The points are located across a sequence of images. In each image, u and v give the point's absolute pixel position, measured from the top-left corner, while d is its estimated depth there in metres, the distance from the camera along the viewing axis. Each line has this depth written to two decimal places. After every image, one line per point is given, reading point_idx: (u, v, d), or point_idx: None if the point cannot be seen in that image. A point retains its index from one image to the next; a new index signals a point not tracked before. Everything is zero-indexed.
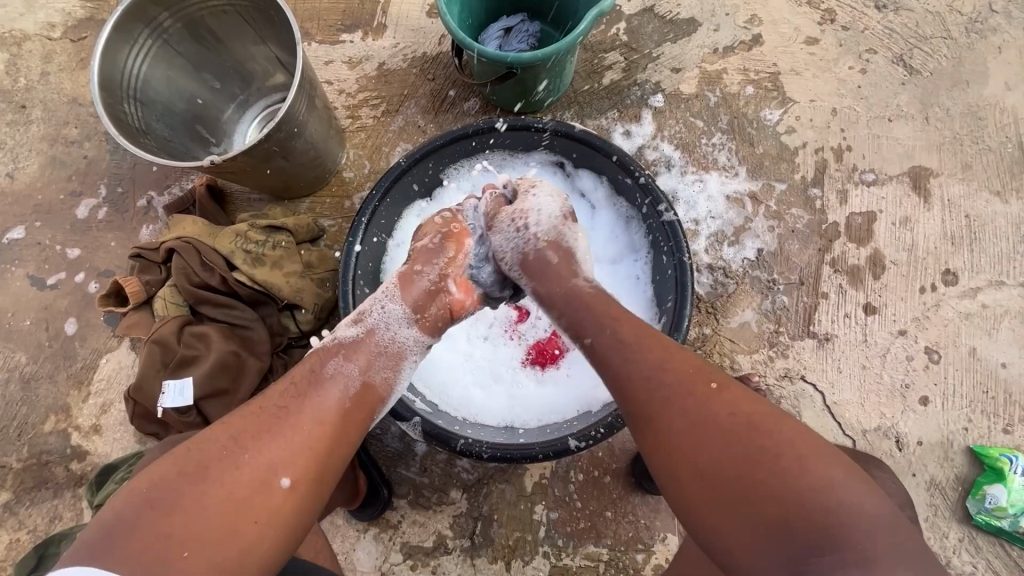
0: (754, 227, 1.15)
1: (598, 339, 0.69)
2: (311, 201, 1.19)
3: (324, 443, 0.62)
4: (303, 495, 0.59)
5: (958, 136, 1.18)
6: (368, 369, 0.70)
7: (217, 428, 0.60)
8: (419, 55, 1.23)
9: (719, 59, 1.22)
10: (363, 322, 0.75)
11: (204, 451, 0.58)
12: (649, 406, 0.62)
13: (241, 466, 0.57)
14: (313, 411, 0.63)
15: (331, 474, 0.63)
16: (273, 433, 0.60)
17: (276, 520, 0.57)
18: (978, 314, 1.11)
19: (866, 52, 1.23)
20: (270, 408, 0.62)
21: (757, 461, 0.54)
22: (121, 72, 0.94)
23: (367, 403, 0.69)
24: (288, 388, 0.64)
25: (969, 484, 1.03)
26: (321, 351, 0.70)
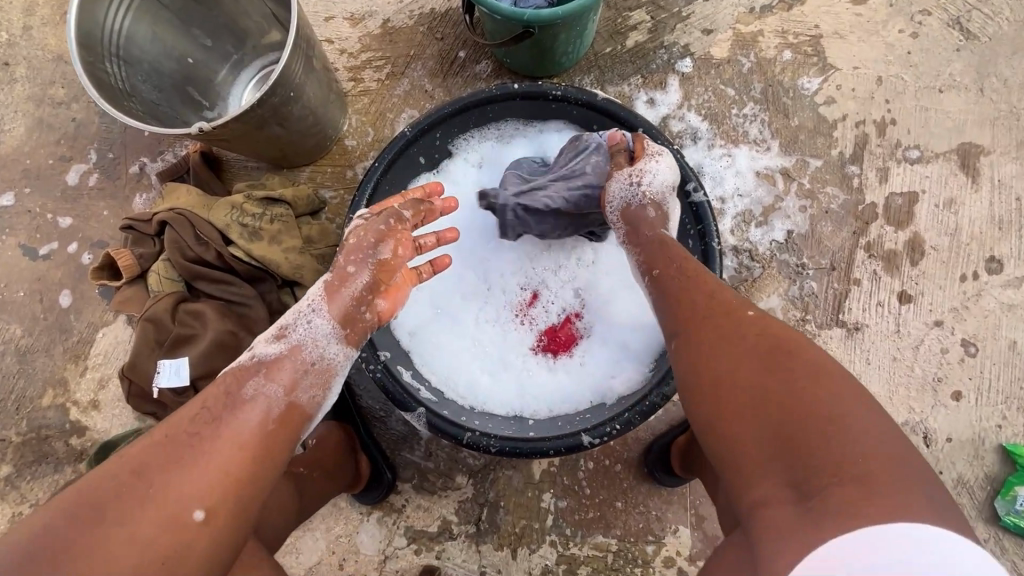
0: (784, 207, 1.07)
1: (666, 271, 0.71)
2: (311, 170, 1.12)
3: (244, 464, 0.57)
4: (215, 532, 0.55)
5: (1014, 110, 1.08)
6: (294, 388, 0.65)
7: (114, 462, 0.55)
8: (427, 12, 1.13)
9: (756, 19, 1.11)
10: (287, 339, 0.69)
11: (103, 490, 0.53)
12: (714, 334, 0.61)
13: (141, 506, 0.53)
14: (228, 439, 0.57)
15: (253, 503, 0.58)
16: (184, 464, 0.55)
17: (184, 562, 0.53)
18: (1021, 305, 1.04)
19: (919, 14, 1.11)
20: (177, 436, 0.56)
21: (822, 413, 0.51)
22: (100, 27, 0.85)
23: (294, 426, 0.63)
24: (201, 412, 0.59)
25: (999, 484, 0.98)
26: (237, 370, 0.64)
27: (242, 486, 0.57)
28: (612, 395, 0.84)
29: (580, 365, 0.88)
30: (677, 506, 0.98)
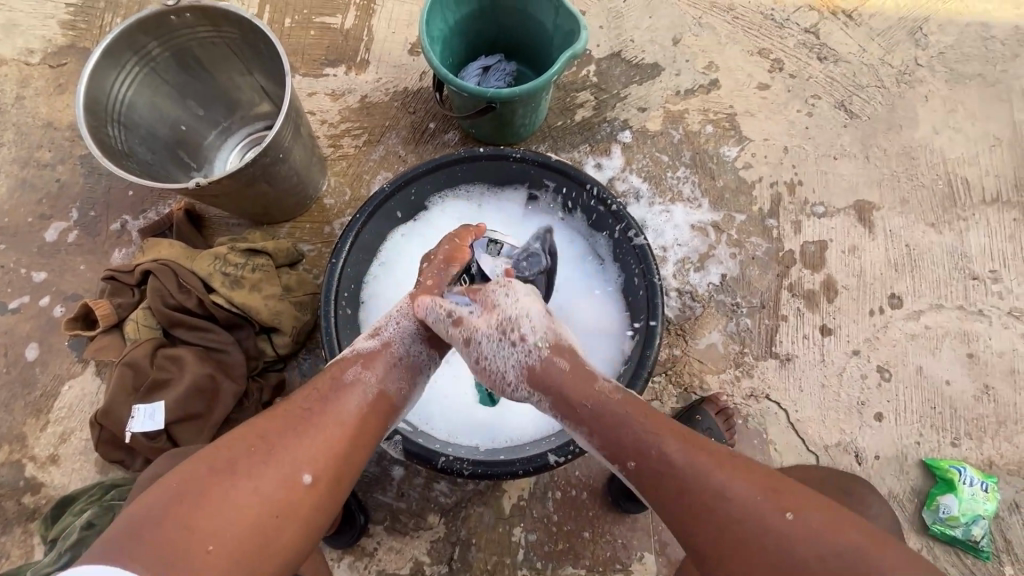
0: (717, 254, 1.22)
1: (616, 402, 0.71)
2: (291, 227, 1.20)
3: (344, 442, 0.66)
4: (323, 491, 0.63)
5: (895, 173, 1.30)
6: (387, 379, 0.74)
7: (239, 431, 0.63)
8: (401, 90, 1.28)
9: (681, 100, 1.32)
10: (381, 336, 0.79)
11: (231, 451, 0.61)
12: (682, 501, 0.63)
13: (267, 464, 0.60)
14: (339, 416, 0.67)
15: (348, 471, 0.66)
16: (302, 433, 0.64)
17: (295, 518, 0.60)
18: (922, 334, 1.20)
19: (811, 97, 1.34)
20: (297, 412, 0.66)
21: (793, 553, 0.56)
22: (107, 96, 0.95)
23: (385, 412, 0.72)
24: (312, 394, 0.69)
25: (924, 496, 1.10)
26: (340, 362, 0.74)
27: (342, 459, 0.65)
28: None
29: None
30: (641, 533, 1.03)
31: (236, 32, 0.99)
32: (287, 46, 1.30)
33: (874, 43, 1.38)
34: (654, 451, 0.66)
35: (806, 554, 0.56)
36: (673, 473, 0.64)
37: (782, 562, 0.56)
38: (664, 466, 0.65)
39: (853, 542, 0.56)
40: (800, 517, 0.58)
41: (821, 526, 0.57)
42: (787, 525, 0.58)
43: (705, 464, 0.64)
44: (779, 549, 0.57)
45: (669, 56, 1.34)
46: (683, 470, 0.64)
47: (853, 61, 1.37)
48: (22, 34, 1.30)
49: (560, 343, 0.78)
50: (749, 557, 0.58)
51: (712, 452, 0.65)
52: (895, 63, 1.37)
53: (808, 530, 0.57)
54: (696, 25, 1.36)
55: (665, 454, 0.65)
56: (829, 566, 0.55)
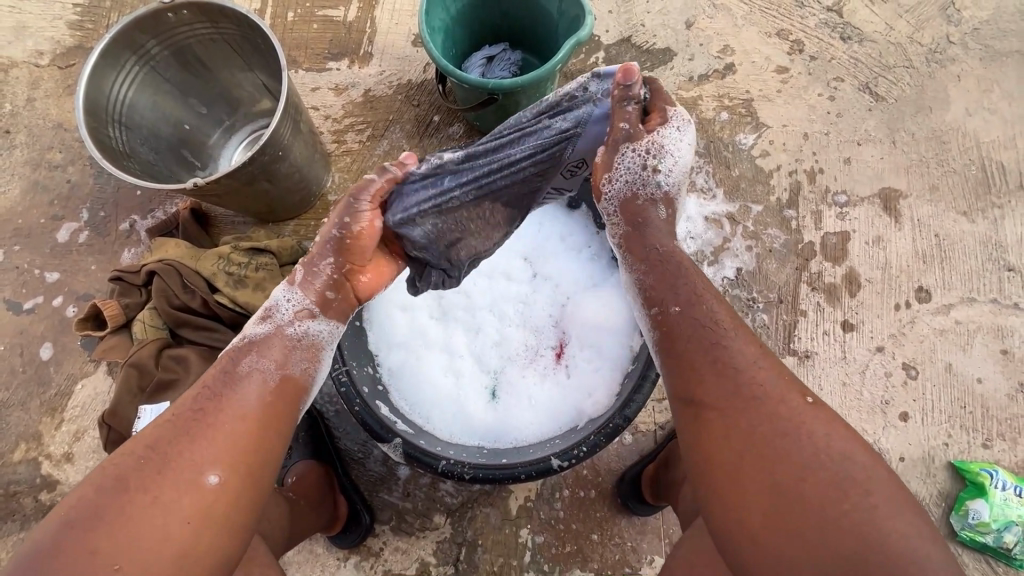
0: (732, 247, 1.18)
1: (685, 311, 0.66)
2: (295, 224, 1.19)
3: (249, 437, 0.63)
4: (236, 488, 0.60)
5: (924, 159, 1.23)
6: (286, 363, 0.69)
7: (130, 444, 0.60)
8: (404, 83, 1.25)
9: (694, 86, 1.26)
10: (272, 318, 0.72)
11: (121, 466, 0.58)
12: (719, 404, 0.60)
13: (162, 474, 0.58)
14: (237, 407, 0.63)
15: (265, 460, 0.63)
16: (196, 435, 0.60)
17: (210, 519, 0.58)
18: (952, 330, 1.14)
19: (834, 80, 1.27)
20: (187, 413, 0.62)
21: (806, 475, 0.55)
22: (107, 98, 0.96)
23: (292, 393, 0.69)
24: (203, 392, 0.64)
25: (952, 500, 1.05)
26: (232, 352, 0.69)
27: (252, 450, 0.62)
28: (585, 417, 0.88)
29: (567, 376, 0.96)
30: (651, 535, 1.02)
31: (234, 28, 0.98)
32: (289, 41, 1.28)
33: (902, 21, 1.30)
34: (715, 343, 0.63)
35: (823, 483, 0.54)
36: (722, 369, 0.62)
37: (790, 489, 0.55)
38: (712, 367, 0.62)
39: (872, 482, 0.55)
40: (833, 446, 0.56)
41: (848, 457, 0.56)
42: (815, 446, 0.56)
43: (762, 375, 0.61)
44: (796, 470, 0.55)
45: (682, 40, 1.28)
46: (735, 370, 0.61)
47: (880, 40, 1.29)
48: (31, 35, 1.31)
49: (672, 199, 0.75)
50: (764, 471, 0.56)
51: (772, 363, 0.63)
52: (925, 42, 1.29)
53: (832, 458, 0.56)
54: (710, 7, 1.30)
55: (720, 351, 0.63)
56: (844, 490, 0.54)
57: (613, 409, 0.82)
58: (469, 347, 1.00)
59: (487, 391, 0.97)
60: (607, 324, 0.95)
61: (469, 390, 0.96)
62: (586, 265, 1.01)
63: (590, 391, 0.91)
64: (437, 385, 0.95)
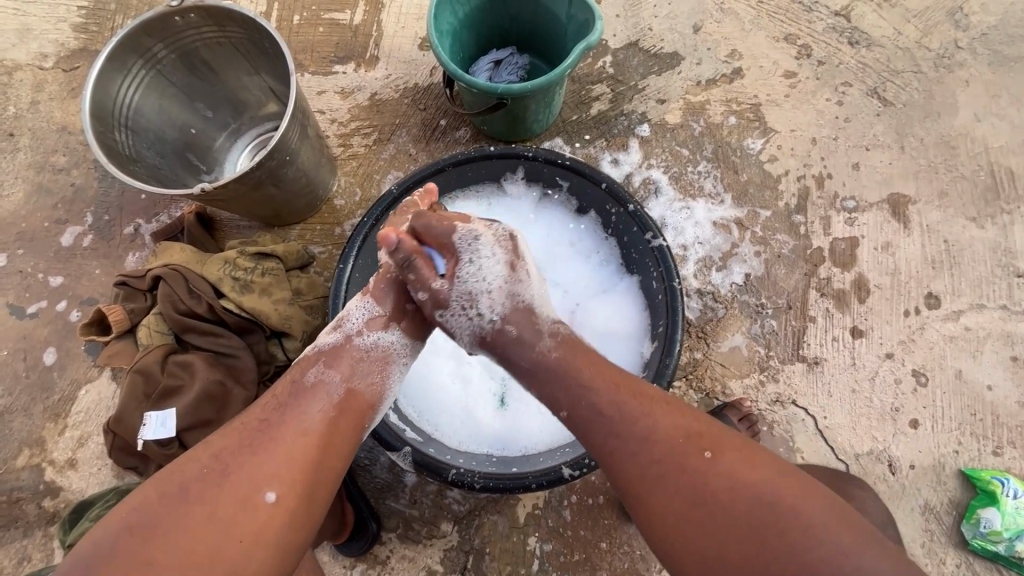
0: (740, 253, 1.17)
1: (573, 412, 0.68)
2: (301, 229, 1.18)
3: (308, 455, 0.63)
4: (292, 505, 0.60)
5: (933, 164, 1.22)
6: (352, 376, 0.73)
7: (198, 449, 0.62)
8: (411, 86, 1.25)
9: (702, 91, 1.26)
10: (343, 329, 0.78)
11: (186, 471, 0.60)
12: (634, 483, 0.63)
13: (223, 485, 0.59)
14: (301, 423, 0.65)
15: (323, 479, 0.64)
16: (257, 449, 0.62)
17: (262, 537, 0.58)
18: (962, 336, 1.13)
19: (842, 85, 1.27)
20: (254, 423, 0.64)
21: (724, 508, 0.58)
22: (113, 102, 0.95)
23: (354, 408, 0.71)
24: (271, 403, 0.67)
25: (963, 508, 1.05)
26: (304, 360, 0.74)
27: (311, 469, 0.63)
28: None
29: None
30: None
31: (241, 31, 0.97)
32: (295, 44, 1.27)
33: (910, 25, 1.29)
34: (607, 427, 0.66)
35: (747, 512, 0.57)
36: (630, 439, 0.64)
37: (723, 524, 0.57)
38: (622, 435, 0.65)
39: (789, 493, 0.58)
40: (740, 491, 0.58)
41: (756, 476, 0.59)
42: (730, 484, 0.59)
43: (662, 427, 0.64)
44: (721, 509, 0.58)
45: (690, 44, 1.28)
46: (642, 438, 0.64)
47: (888, 45, 1.29)
48: (36, 38, 1.30)
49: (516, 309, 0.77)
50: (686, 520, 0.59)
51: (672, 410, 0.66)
52: (933, 47, 1.28)
53: (745, 505, 0.57)
54: (718, 11, 1.30)
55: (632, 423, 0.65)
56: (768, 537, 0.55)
57: None
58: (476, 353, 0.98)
59: (495, 399, 0.96)
60: (619, 331, 0.97)
61: (476, 398, 0.95)
62: (596, 271, 1.01)
63: None
64: (445, 393, 0.95)
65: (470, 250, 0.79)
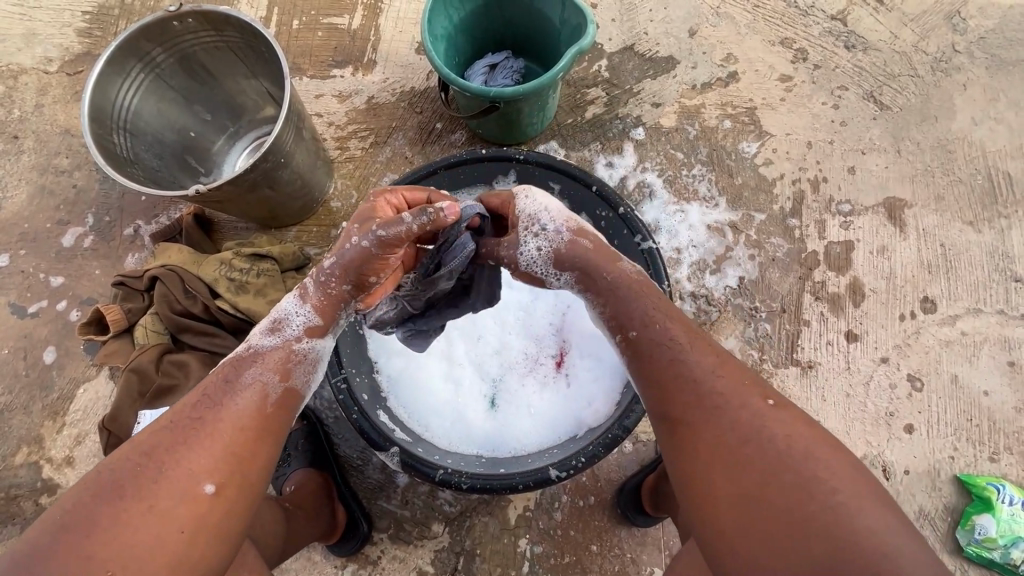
0: (734, 256, 1.17)
1: (642, 330, 0.69)
2: (297, 230, 1.20)
3: (245, 446, 0.63)
4: (231, 497, 0.61)
5: (930, 168, 1.22)
6: (288, 374, 0.70)
7: (127, 449, 0.60)
8: (407, 90, 1.26)
9: (697, 94, 1.26)
10: (282, 333, 0.72)
11: (117, 472, 0.58)
12: (691, 410, 0.62)
13: (158, 481, 0.58)
14: (235, 417, 0.64)
15: (259, 468, 0.64)
16: (191, 443, 0.61)
17: (206, 526, 0.58)
18: (958, 341, 1.12)
19: (838, 89, 1.26)
20: (186, 420, 0.62)
21: (766, 483, 0.55)
22: (112, 105, 0.97)
23: (291, 406, 0.69)
24: (202, 400, 0.64)
25: (958, 515, 1.04)
26: (231, 361, 0.69)
27: (247, 460, 0.63)
28: (585, 426, 0.88)
29: (567, 386, 0.95)
30: (651, 547, 1.01)
31: (238, 36, 0.98)
32: (294, 49, 1.29)
33: (906, 29, 1.29)
34: (671, 355, 0.66)
35: (794, 499, 0.53)
36: (687, 385, 0.64)
37: (767, 502, 0.54)
38: (683, 381, 0.64)
39: (842, 480, 0.54)
40: (792, 445, 0.57)
41: (818, 463, 0.56)
42: (779, 457, 0.56)
43: (721, 383, 0.63)
44: (768, 486, 0.55)
45: (685, 48, 1.28)
46: (698, 390, 0.63)
47: (884, 49, 1.28)
48: (41, 43, 1.33)
49: None
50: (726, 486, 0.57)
51: (734, 373, 0.64)
52: (930, 51, 1.28)
53: (795, 458, 0.56)
54: (713, 15, 1.30)
55: (689, 373, 0.64)
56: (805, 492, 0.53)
57: (611, 420, 0.81)
58: (468, 354, 0.99)
59: (485, 400, 0.96)
60: None
61: (467, 398, 0.95)
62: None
63: (590, 400, 0.92)
64: (436, 393, 0.95)
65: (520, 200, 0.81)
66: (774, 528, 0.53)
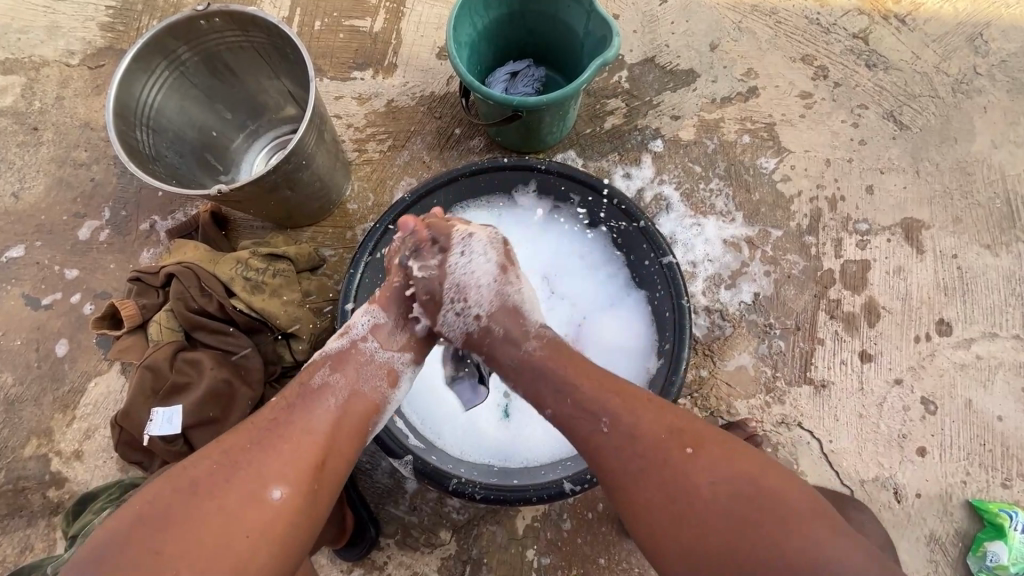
0: (751, 271, 1.16)
1: (556, 410, 0.69)
2: (312, 231, 1.20)
3: (315, 453, 0.64)
4: (296, 505, 0.61)
5: (948, 190, 1.21)
6: (356, 379, 0.73)
7: (211, 445, 0.63)
8: (427, 94, 1.26)
9: (717, 108, 1.26)
10: (349, 335, 0.79)
11: (195, 468, 0.60)
12: (625, 481, 0.63)
13: (231, 481, 0.60)
14: (306, 423, 0.66)
15: (330, 478, 0.65)
16: (266, 448, 0.62)
17: (271, 534, 0.58)
18: (973, 365, 1.12)
19: (858, 107, 1.26)
20: (264, 423, 0.65)
21: (734, 531, 0.57)
22: (136, 101, 0.97)
23: (359, 412, 0.72)
24: (279, 406, 0.68)
25: (969, 540, 1.03)
26: (310, 364, 0.74)
27: (314, 468, 0.63)
28: None
29: None
30: None
31: (263, 36, 0.99)
32: (316, 50, 1.29)
33: (928, 50, 1.29)
34: (581, 410, 0.68)
35: (740, 527, 0.57)
36: (616, 450, 0.64)
37: (724, 526, 0.57)
38: (577, 412, 0.68)
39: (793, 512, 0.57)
40: (761, 496, 0.58)
41: (754, 494, 0.58)
42: (725, 494, 0.59)
43: (644, 442, 0.63)
44: (713, 516, 0.58)
45: (706, 62, 1.28)
46: (621, 448, 0.64)
47: (906, 69, 1.28)
48: (64, 35, 1.33)
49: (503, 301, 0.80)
50: (683, 525, 0.59)
51: (654, 416, 0.65)
52: (951, 72, 1.28)
53: (754, 501, 0.58)
54: (735, 30, 1.30)
55: (598, 429, 0.66)
56: (761, 534, 0.56)
57: None
58: None
59: (499, 409, 0.96)
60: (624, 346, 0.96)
61: (481, 408, 0.95)
62: (605, 284, 1.00)
63: None
64: (450, 401, 0.95)
65: (464, 244, 0.83)
66: (724, 572, 0.56)
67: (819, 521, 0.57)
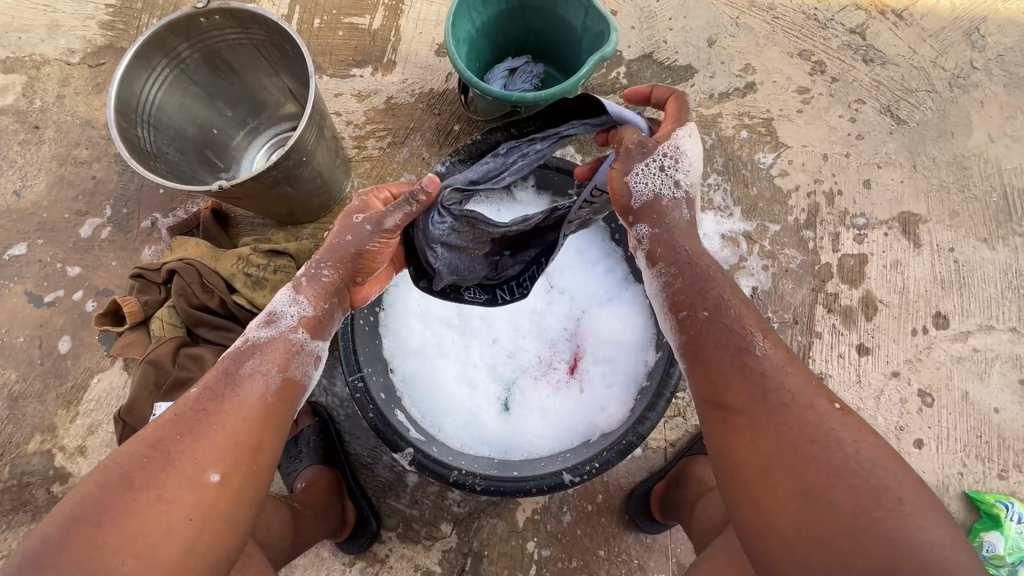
0: (749, 266, 1.17)
1: (709, 317, 0.68)
2: (313, 228, 1.20)
3: (251, 435, 0.64)
4: (237, 484, 0.62)
5: (945, 184, 1.22)
6: (288, 365, 0.71)
7: (136, 439, 0.62)
8: (426, 91, 1.27)
9: (715, 104, 1.27)
10: (276, 325, 0.72)
11: (125, 463, 0.59)
12: (749, 409, 0.63)
13: (165, 473, 0.59)
14: (238, 409, 0.65)
15: (267, 456, 0.66)
16: (197, 435, 0.62)
17: (214, 515, 0.60)
18: (970, 358, 1.13)
19: (855, 102, 1.27)
20: (190, 412, 0.63)
21: (841, 488, 0.56)
22: (137, 99, 0.97)
23: (292, 395, 0.70)
24: (206, 393, 0.65)
25: (966, 531, 1.04)
26: (235, 354, 0.70)
27: (250, 448, 0.64)
28: (599, 430, 0.89)
29: (580, 391, 0.96)
30: (658, 553, 1.02)
31: (263, 33, 0.99)
32: (315, 47, 1.30)
33: (925, 45, 1.29)
34: (718, 336, 0.67)
35: (848, 490, 0.55)
36: (748, 377, 0.64)
37: (832, 481, 0.56)
38: (716, 334, 0.67)
39: (913, 498, 0.55)
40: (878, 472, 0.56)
41: (879, 469, 0.56)
42: (847, 456, 0.57)
43: (789, 381, 0.63)
44: (825, 468, 0.57)
45: (704, 57, 1.29)
46: (762, 377, 0.63)
47: (903, 64, 1.29)
48: (64, 34, 1.34)
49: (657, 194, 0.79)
50: (792, 467, 0.58)
51: (802, 371, 0.65)
52: (948, 67, 1.28)
53: (866, 472, 0.56)
54: (733, 25, 1.31)
55: (748, 352, 0.65)
56: (861, 507, 0.54)
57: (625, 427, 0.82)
58: (484, 358, 0.99)
59: (499, 403, 0.97)
60: (622, 339, 0.96)
61: (482, 402, 0.96)
62: (603, 279, 1.01)
63: (603, 406, 0.92)
64: (451, 395, 0.96)
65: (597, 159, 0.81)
66: (816, 523, 0.55)
67: (935, 511, 0.54)
